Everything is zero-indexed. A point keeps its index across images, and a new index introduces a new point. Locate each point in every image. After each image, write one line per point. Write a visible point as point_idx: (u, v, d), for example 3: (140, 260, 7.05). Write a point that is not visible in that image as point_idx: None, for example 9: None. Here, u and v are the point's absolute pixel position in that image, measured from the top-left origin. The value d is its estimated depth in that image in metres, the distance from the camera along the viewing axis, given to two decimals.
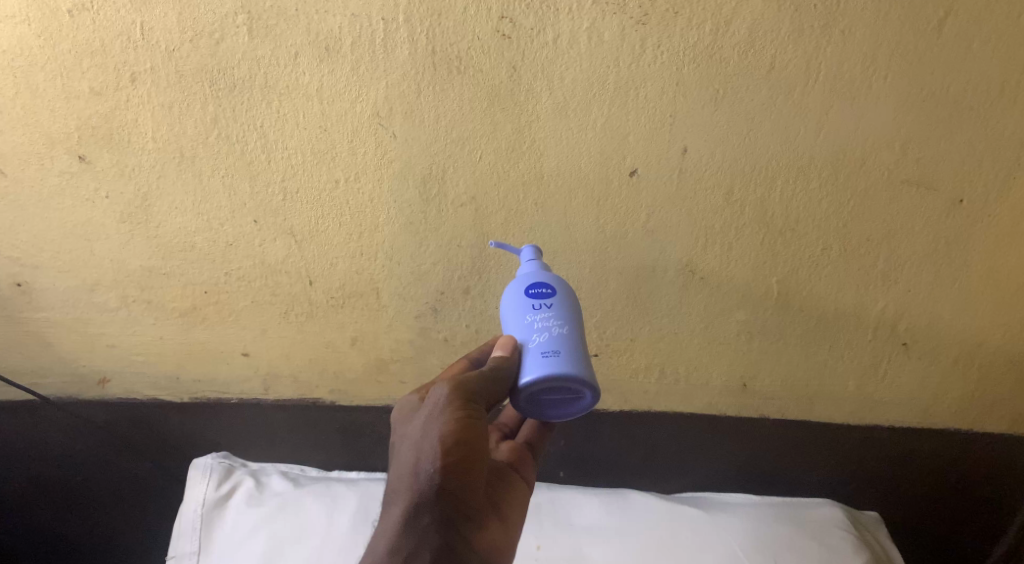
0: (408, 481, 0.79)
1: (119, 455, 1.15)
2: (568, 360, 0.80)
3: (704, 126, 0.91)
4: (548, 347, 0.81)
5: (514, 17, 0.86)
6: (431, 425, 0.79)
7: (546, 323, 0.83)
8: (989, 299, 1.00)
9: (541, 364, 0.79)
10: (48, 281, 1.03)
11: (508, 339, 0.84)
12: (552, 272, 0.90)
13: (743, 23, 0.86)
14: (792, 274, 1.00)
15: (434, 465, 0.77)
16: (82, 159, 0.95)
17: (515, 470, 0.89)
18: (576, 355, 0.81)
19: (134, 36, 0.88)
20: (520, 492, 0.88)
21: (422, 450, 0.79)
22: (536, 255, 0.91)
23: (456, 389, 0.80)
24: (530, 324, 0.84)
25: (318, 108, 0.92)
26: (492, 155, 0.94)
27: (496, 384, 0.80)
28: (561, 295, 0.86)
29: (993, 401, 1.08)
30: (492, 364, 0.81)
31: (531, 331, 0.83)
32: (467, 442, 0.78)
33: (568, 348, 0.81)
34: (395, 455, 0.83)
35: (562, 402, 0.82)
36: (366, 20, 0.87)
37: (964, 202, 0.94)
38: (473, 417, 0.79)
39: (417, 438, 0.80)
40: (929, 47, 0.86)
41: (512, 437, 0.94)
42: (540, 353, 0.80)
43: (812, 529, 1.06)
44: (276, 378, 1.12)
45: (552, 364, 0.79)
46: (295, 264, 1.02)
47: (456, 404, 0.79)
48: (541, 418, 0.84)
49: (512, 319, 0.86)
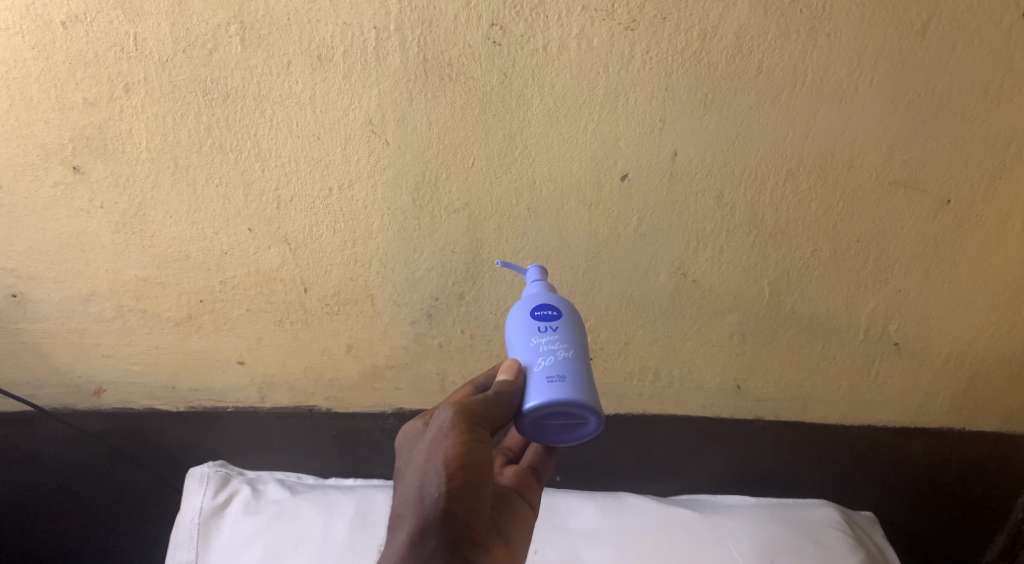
0: (412, 506, 0.78)
1: (117, 462, 1.16)
2: (571, 385, 0.79)
3: (694, 130, 0.91)
4: (553, 371, 0.80)
5: (505, 24, 0.86)
6: (435, 450, 0.78)
7: (552, 346, 0.82)
8: (978, 297, 1.00)
9: (545, 390, 0.79)
10: (43, 293, 1.04)
11: (512, 362, 0.83)
12: (557, 293, 0.89)
13: (730, 29, 0.85)
14: (783, 275, 1.00)
15: (439, 488, 0.76)
16: (76, 170, 0.95)
17: (519, 495, 0.88)
18: (580, 380, 0.80)
19: (127, 47, 0.88)
20: (524, 519, 0.87)
21: (426, 474, 0.78)
22: (542, 276, 0.90)
23: (460, 412, 0.79)
24: (536, 346, 0.83)
25: (311, 116, 0.91)
26: (484, 161, 0.93)
27: (500, 407, 0.80)
28: (566, 318, 0.85)
29: (985, 400, 1.07)
30: (497, 388, 0.81)
31: (537, 353, 0.82)
32: (471, 464, 0.77)
33: (572, 373, 0.80)
34: (400, 481, 0.82)
35: (567, 428, 0.82)
36: (357, 29, 0.86)
37: (951, 201, 0.93)
38: (476, 440, 0.78)
39: (421, 463, 0.79)
40: (914, 48, 0.85)
41: (517, 461, 0.93)
42: (544, 378, 0.80)
43: (809, 530, 1.05)
44: (272, 385, 1.12)
45: (557, 390, 0.79)
46: (290, 273, 1.01)
47: (460, 426, 0.78)
48: (545, 443, 0.84)
49: (517, 341, 0.85)
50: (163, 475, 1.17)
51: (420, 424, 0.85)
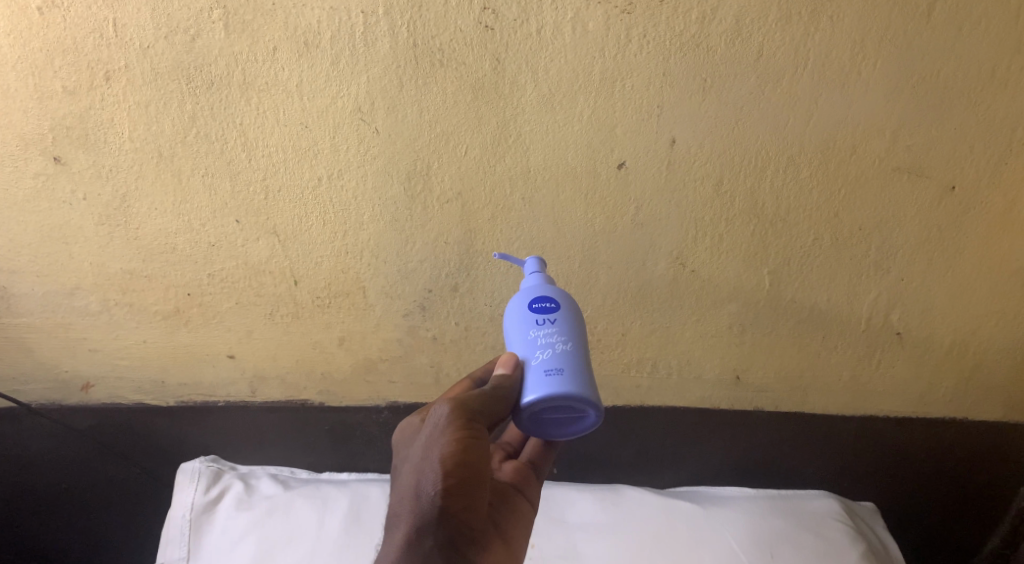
0: (409, 505, 0.76)
1: (106, 458, 1.14)
2: (570, 378, 0.77)
3: (693, 117, 0.88)
4: (551, 365, 0.78)
5: (497, 8, 0.83)
6: (432, 447, 0.76)
7: (550, 339, 0.80)
8: (982, 284, 0.98)
9: (542, 384, 0.77)
10: (26, 287, 1.01)
11: (510, 357, 0.81)
12: (556, 285, 0.87)
13: (729, 12, 0.83)
14: (783, 265, 0.98)
15: (435, 486, 0.74)
16: (57, 161, 0.92)
17: (518, 490, 0.86)
18: (579, 374, 0.78)
19: (107, 34, 0.85)
20: (524, 516, 0.85)
21: (423, 473, 0.76)
22: (540, 267, 0.88)
23: (456, 408, 0.77)
24: (534, 340, 0.81)
25: (298, 104, 0.88)
26: (478, 149, 0.91)
27: (498, 402, 0.78)
28: (565, 311, 0.83)
29: (989, 389, 1.05)
30: (495, 383, 0.79)
31: (534, 347, 0.80)
32: (468, 462, 0.75)
33: (571, 366, 0.78)
34: (397, 479, 0.80)
35: (566, 421, 0.80)
36: (345, 13, 0.84)
37: (955, 188, 0.91)
38: (474, 437, 0.76)
39: (418, 461, 0.77)
40: (919, 30, 0.83)
41: (517, 456, 0.91)
42: (542, 371, 0.78)
43: (810, 522, 1.04)
44: (263, 380, 1.10)
45: (555, 384, 0.77)
46: (280, 265, 0.99)
47: (457, 423, 0.76)
48: (543, 437, 0.82)
49: (514, 334, 0.83)
50: (153, 470, 1.15)
51: (417, 420, 0.83)
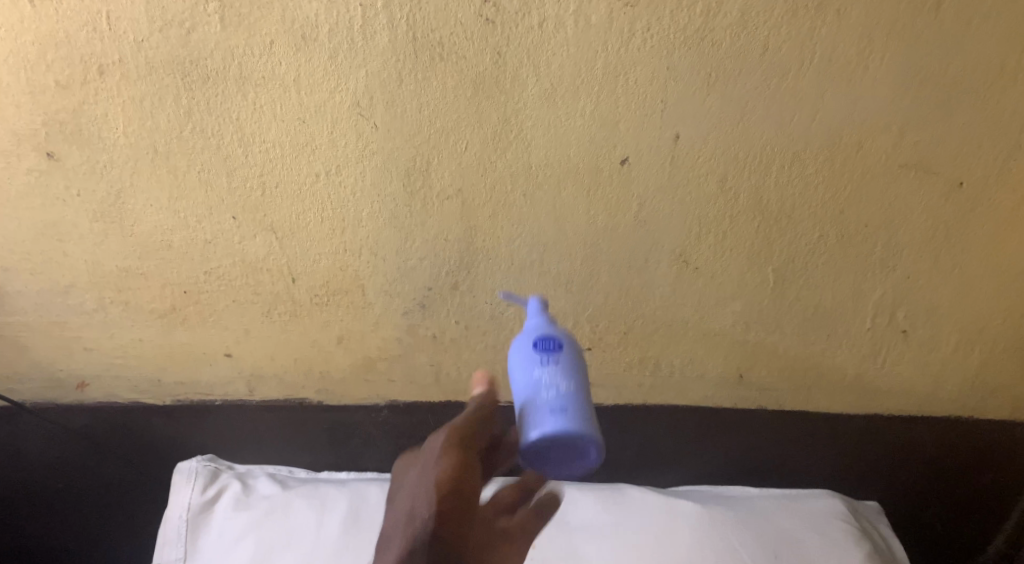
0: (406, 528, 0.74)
1: (102, 457, 1.12)
2: (574, 417, 0.75)
3: (697, 112, 0.87)
4: (556, 403, 0.75)
5: (498, 1, 0.82)
6: (428, 471, 0.75)
7: (554, 379, 0.78)
8: (989, 283, 0.96)
9: (547, 422, 0.74)
10: (20, 285, 1.00)
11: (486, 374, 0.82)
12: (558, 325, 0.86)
13: (734, 5, 0.81)
14: (788, 262, 0.96)
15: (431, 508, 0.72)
16: (51, 157, 0.91)
17: None
18: (584, 414, 0.75)
19: (100, 27, 0.83)
20: None
21: (418, 496, 0.74)
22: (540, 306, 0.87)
23: (452, 431, 0.76)
24: (537, 379, 0.78)
25: (296, 99, 0.87)
26: (478, 145, 0.89)
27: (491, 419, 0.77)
28: (568, 352, 0.81)
29: (995, 387, 1.04)
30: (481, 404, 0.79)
31: (538, 386, 0.78)
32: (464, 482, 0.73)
33: (575, 405, 0.76)
34: (395, 508, 0.78)
35: (568, 461, 0.77)
36: (343, 6, 0.82)
37: (963, 184, 0.90)
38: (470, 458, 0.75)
39: (414, 486, 0.75)
40: (927, 25, 0.81)
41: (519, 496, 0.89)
42: (546, 410, 0.75)
43: (814, 522, 1.03)
44: (261, 378, 1.08)
45: (560, 421, 0.74)
46: (277, 263, 0.98)
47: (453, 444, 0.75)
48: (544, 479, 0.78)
49: (518, 372, 0.81)
50: (149, 470, 1.14)
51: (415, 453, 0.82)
